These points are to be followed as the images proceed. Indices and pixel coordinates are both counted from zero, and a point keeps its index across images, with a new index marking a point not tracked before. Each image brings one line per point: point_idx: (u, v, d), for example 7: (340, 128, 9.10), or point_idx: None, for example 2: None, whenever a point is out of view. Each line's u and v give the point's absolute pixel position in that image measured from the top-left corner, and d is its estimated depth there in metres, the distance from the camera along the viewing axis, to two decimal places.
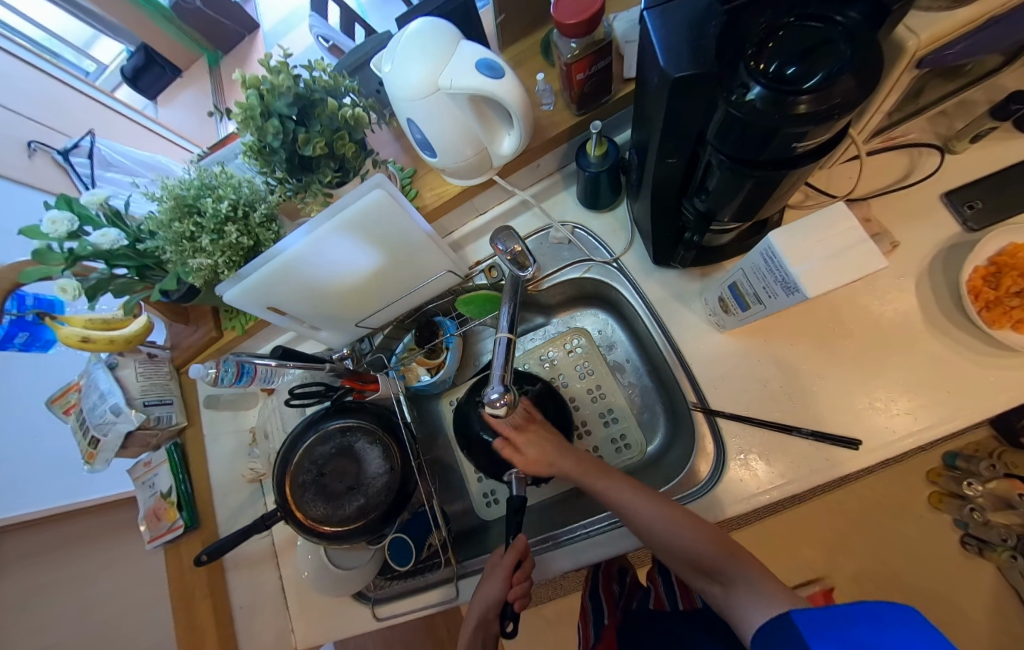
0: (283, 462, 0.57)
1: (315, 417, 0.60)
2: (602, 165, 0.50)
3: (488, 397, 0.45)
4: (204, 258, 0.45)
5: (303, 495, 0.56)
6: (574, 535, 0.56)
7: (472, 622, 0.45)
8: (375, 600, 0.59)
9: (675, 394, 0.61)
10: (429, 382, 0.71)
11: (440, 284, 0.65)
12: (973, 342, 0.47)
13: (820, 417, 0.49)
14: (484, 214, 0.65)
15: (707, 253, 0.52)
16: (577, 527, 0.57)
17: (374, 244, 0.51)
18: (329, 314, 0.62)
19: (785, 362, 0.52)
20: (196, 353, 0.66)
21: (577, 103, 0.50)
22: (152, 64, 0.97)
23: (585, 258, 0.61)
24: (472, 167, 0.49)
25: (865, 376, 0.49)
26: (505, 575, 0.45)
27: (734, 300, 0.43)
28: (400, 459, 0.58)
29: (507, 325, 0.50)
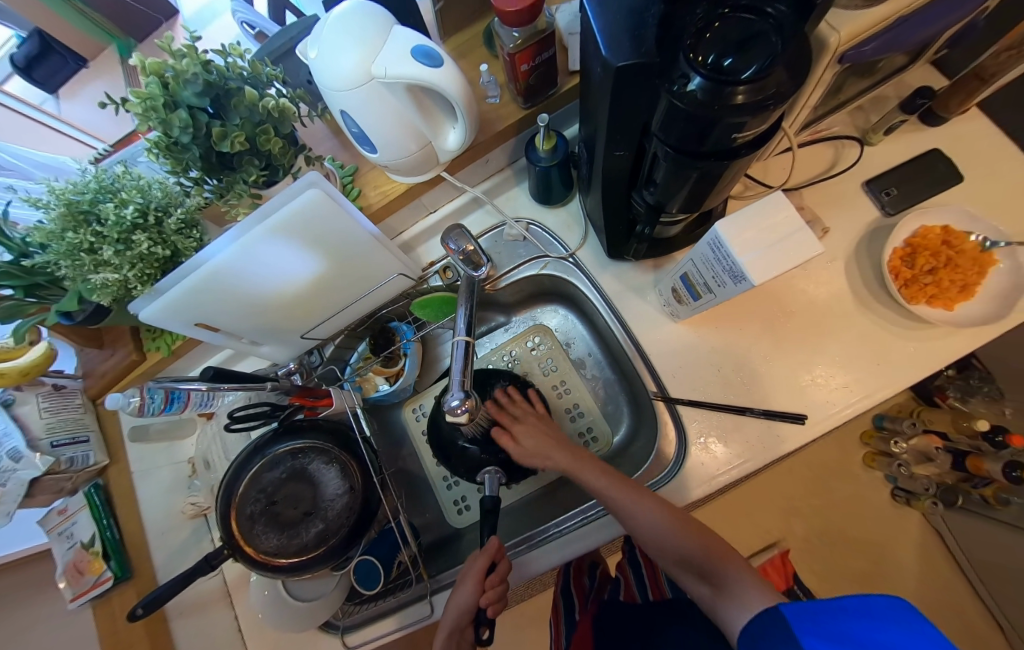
0: (227, 494, 0.52)
1: (261, 441, 0.55)
2: (553, 159, 0.49)
3: (448, 405, 0.43)
4: (109, 273, 0.39)
5: (252, 527, 0.51)
6: (547, 535, 0.56)
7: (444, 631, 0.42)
8: (345, 628, 0.56)
9: (636, 384, 0.62)
10: (389, 391, 0.69)
11: (394, 287, 0.62)
12: (895, 317, 0.51)
13: (771, 396, 0.51)
14: (435, 212, 0.62)
15: (658, 245, 0.53)
16: (547, 527, 0.56)
17: (313, 249, 0.47)
18: (269, 326, 0.57)
19: (737, 345, 0.54)
20: (116, 380, 0.58)
21: (523, 96, 0.48)
22: (48, 53, 0.63)
23: (541, 254, 0.61)
24: (418, 164, 0.47)
25: (808, 355, 0.52)
26: (478, 579, 0.43)
27: (684, 289, 0.44)
28: (360, 476, 0.55)
29: (464, 329, 0.48)
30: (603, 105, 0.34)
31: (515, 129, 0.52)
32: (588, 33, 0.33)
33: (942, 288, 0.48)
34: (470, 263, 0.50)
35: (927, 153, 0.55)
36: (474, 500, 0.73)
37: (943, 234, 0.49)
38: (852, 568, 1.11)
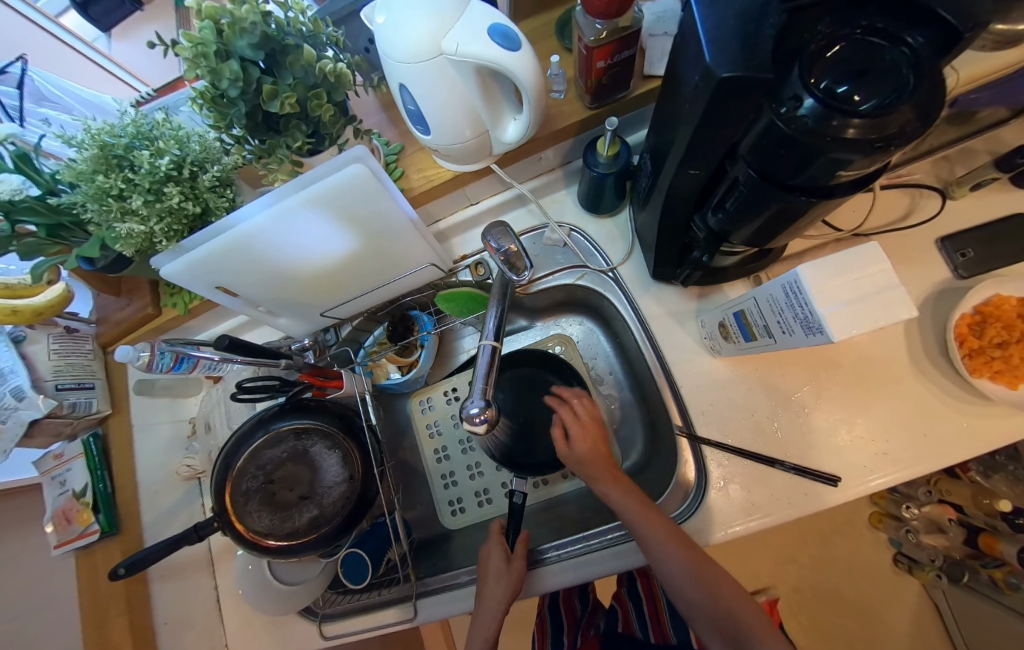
0: (224, 466, 0.50)
1: (265, 414, 0.53)
2: (611, 167, 0.46)
3: (466, 411, 0.40)
4: (135, 224, 0.37)
5: (246, 504, 0.49)
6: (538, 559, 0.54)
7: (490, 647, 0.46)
8: (324, 616, 0.54)
9: (659, 413, 0.59)
10: (399, 380, 0.67)
11: (420, 277, 0.59)
12: (953, 388, 0.47)
13: (804, 451, 0.48)
14: (475, 204, 0.59)
15: (710, 275, 0.50)
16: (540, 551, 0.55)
17: (344, 227, 0.45)
18: (289, 300, 0.55)
19: (775, 391, 0.50)
20: (128, 331, 0.57)
21: (591, 95, 0.45)
22: None
23: (580, 264, 0.57)
24: (470, 153, 0.44)
25: (850, 415, 0.48)
26: (507, 577, 0.49)
27: (737, 329, 0.41)
28: (361, 467, 0.53)
29: (492, 334, 0.45)
30: (693, 107, 0.31)
31: (574, 129, 0.49)
32: (692, 35, 0.30)
33: (1011, 365, 0.44)
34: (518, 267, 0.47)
35: (1014, 216, 0.51)
36: (470, 503, 0.71)
37: (1020, 307, 0.44)
38: (840, 627, 1.08)
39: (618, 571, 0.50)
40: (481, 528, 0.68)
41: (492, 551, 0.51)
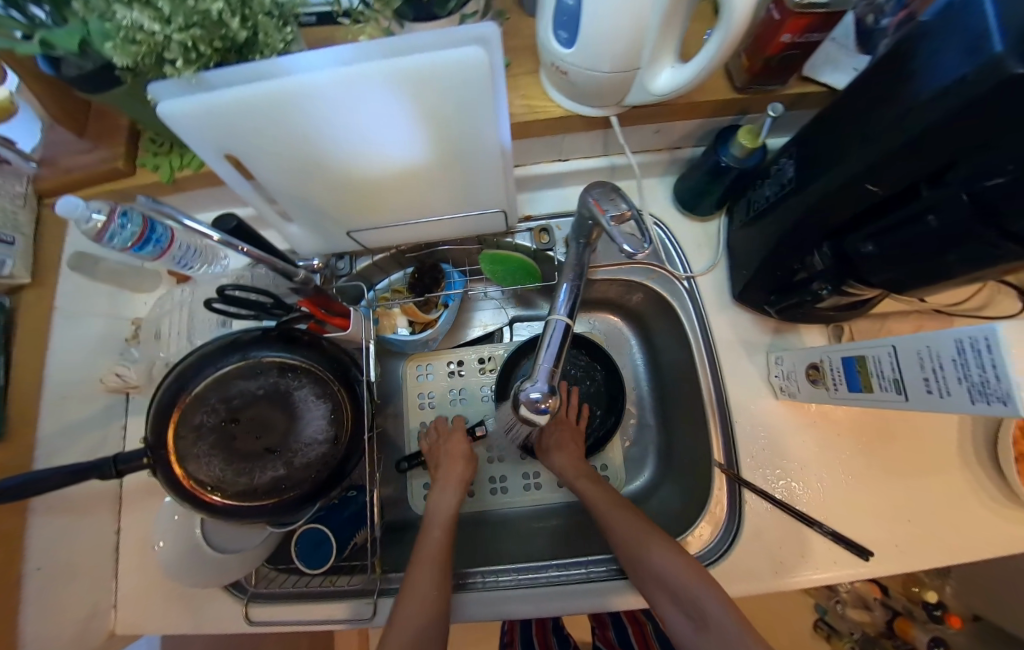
0: (174, 389, 0.38)
1: (243, 337, 0.41)
2: (740, 162, 0.41)
3: (524, 394, 0.33)
4: (144, 18, 0.24)
5: (194, 444, 0.38)
6: (467, 581, 0.46)
7: (433, 554, 0.42)
8: (254, 596, 0.43)
9: (690, 445, 0.54)
10: (404, 338, 0.57)
11: (476, 224, 0.50)
12: (992, 486, 0.46)
13: (841, 518, 0.45)
14: (565, 161, 0.50)
15: (799, 311, 0.45)
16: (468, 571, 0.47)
17: (424, 132, 0.34)
18: (314, 206, 0.43)
19: (825, 450, 0.46)
20: (82, 184, 0.43)
21: (747, 78, 0.39)
22: None
23: (654, 263, 0.52)
24: (601, 94, 0.36)
25: (892, 491, 0.46)
26: (463, 457, 0.53)
27: (840, 376, 0.37)
28: (350, 429, 0.43)
29: (566, 308, 0.38)
30: (887, 134, 0.25)
31: (709, 110, 0.42)
32: (901, 55, 0.24)
33: None
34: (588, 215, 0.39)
35: None
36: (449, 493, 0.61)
37: None
38: None
39: (588, 610, 0.44)
40: (456, 525, 0.59)
41: (453, 438, 0.55)
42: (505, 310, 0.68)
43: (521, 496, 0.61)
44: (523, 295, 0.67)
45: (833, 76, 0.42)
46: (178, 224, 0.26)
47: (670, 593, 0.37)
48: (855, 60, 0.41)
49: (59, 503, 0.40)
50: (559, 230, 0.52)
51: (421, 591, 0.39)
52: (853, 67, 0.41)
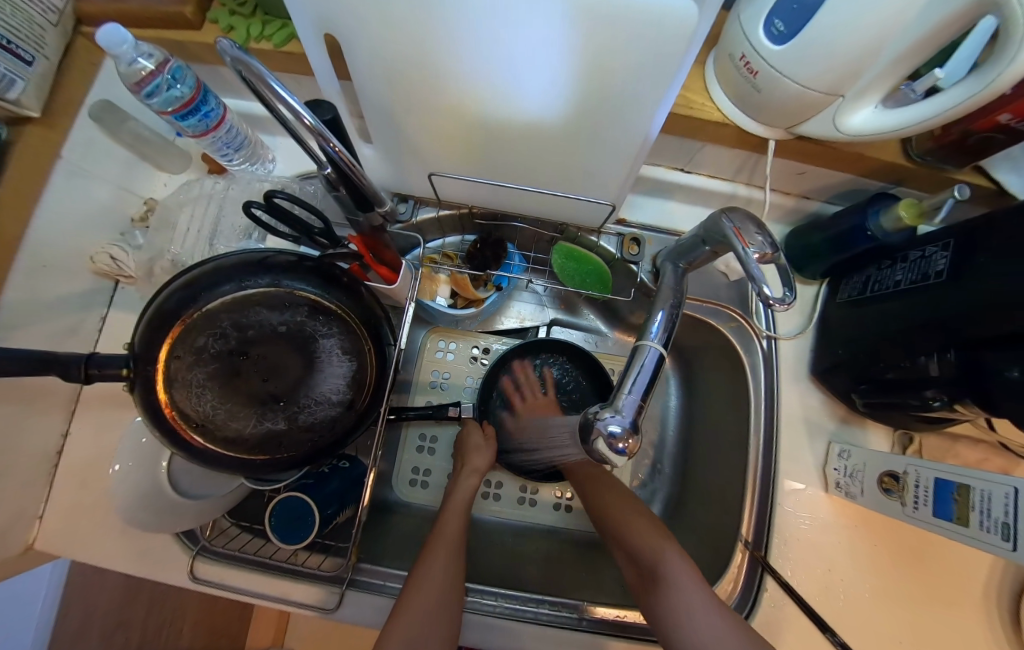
0: (176, 296, 0.30)
1: (275, 258, 0.33)
2: (883, 234, 0.37)
3: (604, 424, 0.28)
4: None
5: (186, 369, 0.31)
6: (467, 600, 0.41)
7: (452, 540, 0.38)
8: (205, 551, 0.38)
9: (710, 509, 0.50)
10: (442, 309, 0.51)
11: (566, 207, 0.43)
12: (1017, 645, 0.43)
13: (862, 638, 0.41)
14: (687, 173, 0.45)
15: (883, 409, 0.41)
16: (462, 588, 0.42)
17: (583, 90, 0.27)
18: (403, 130, 0.36)
19: (858, 558, 0.43)
20: (138, 24, 0.36)
21: (930, 145, 0.35)
22: None
23: (736, 309, 0.49)
24: (775, 113, 0.31)
25: (921, 624, 0.42)
26: (485, 447, 0.49)
27: (927, 498, 0.33)
28: (369, 398, 0.36)
29: (660, 336, 0.32)
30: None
31: (867, 168, 0.38)
32: None
33: None
34: (718, 237, 0.34)
35: None
36: (437, 482, 0.55)
37: None
38: None
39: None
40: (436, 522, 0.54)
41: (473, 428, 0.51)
42: (547, 310, 0.62)
43: (513, 508, 0.57)
44: (567, 297, 0.62)
45: (1009, 175, 0.37)
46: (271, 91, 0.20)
47: (630, 548, 0.38)
48: None
49: (7, 387, 0.33)
50: (650, 244, 0.46)
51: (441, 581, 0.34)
52: None
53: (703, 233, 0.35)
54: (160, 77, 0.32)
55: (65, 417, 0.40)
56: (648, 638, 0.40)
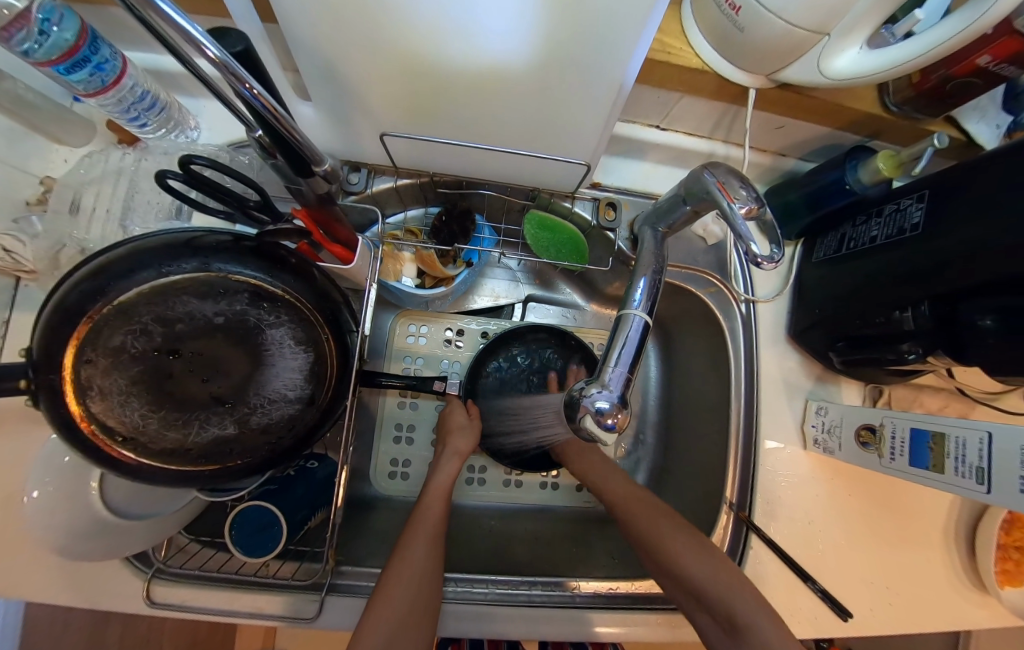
0: (79, 288, 0.24)
1: (205, 237, 0.28)
2: (860, 185, 0.36)
3: (591, 398, 0.26)
4: None
5: (104, 375, 0.25)
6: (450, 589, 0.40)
7: (428, 532, 0.36)
8: (161, 571, 0.34)
9: (694, 475, 0.51)
10: (410, 290, 0.47)
11: (537, 170, 0.40)
12: (968, 570, 0.47)
13: (835, 579, 0.43)
14: (661, 131, 0.42)
15: (857, 365, 0.42)
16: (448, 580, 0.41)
17: (552, 32, 0.23)
18: (343, 83, 0.31)
19: (833, 507, 0.45)
20: None
21: (906, 94, 0.34)
22: None
23: (713, 274, 0.48)
24: (757, 58, 0.29)
25: (885, 560, 0.44)
26: (468, 427, 0.46)
27: (904, 448, 0.34)
28: (335, 389, 0.33)
29: (644, 305, 0.30)
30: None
31: (843, 120, 0.36)
32: None
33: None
34: (700, 193, 0.31)
35: None
36: (419, 472, 0.53)
37: None
38: None
39: (559, 636, 0.39)
40: None
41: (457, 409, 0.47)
42: (522, 286, 0.59)
43: (500, 491, 0.55)
44: (541, 272, 0.59)
45: (977, 125, 0.37)
46: (152, 8, 0.13)
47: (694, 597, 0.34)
48: (1000, 117, 0.37)
49: None
50: (626, 209, 0.44)
51: (414, 577, 0.32)
52: (997, 122, 0.37)
53: (684, 191, 0.33)
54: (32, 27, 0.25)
55: None
56: (641, 607, 0.41)
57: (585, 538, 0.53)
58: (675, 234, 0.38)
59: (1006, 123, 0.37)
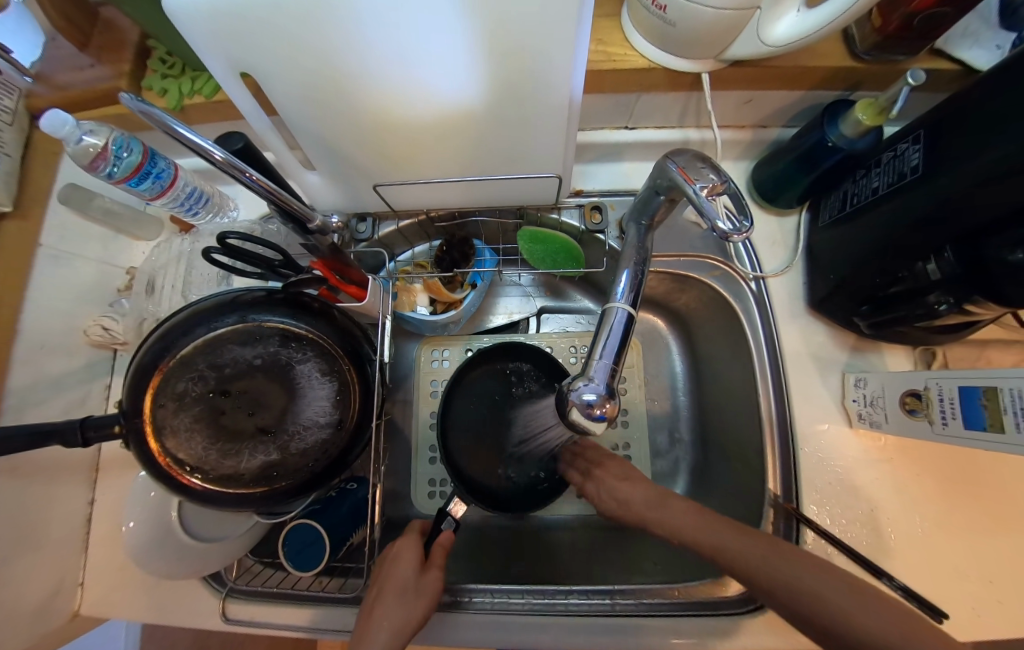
0: (155, 348, 0.31)
1: (244, 295, 0.34)
2: (849, 143, 0.35)
3: (577, 393, 0.27)
4: None
5: (174, 416, 0.31)
6: (465, 601, 0.41)
7: None
8: (233, 591, 0.38)
9: (735, 470, 0.48)
10: (424, 318, 0.50)
11: (519, 190, 0.43)
12: None
13: (919, 574, 0.37)
14: (631, 130, 0.44)
15: (892, 327, 0.38)
16: (466, 591, 0.41)
17: (491, 73, 0.27)
18: (337, 150, 0.36)
19: (901, 491, 0.40)
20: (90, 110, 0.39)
21: (875, 39, 0.32)
22: None
23: (718, 258, 0.47)
24: (695, 46, 0.30)
25: (982, 550, 0.38)
26: (410, 577, 0.33)
27: (955, 410, 0.30)
28: (359, 413, 0.37)
29: (627, 296, 0.31)
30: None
31: (815, 80, 0.36)
32: None
33: None
34: (667, 183, 0.32)
35: None
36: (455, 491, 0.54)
37: None
38: None
39: (604, 649, 0.38)
40: (461, 531, 0.53)
41: (404, 546, 0.35)
42: (533, 299, 0.61)
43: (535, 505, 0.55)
44: (553, 283, 0.61)
45: (971, 51, 0.35)
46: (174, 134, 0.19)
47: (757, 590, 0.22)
48: (999, 35, 0.34)
49: (26, 465, 0.36)
50: (612, 209, 0.45)
51: None
52: (999, 42, 0.34)
53: (654, 182, 0.34)
54: (110, 154, 0.33)
55: (88, 486, 0.42)
56: (691, 615, 0.38)
57: (627, 548, 0.51)
58: (661, 223, 0.37)
59: (1011, 41, 0.34)
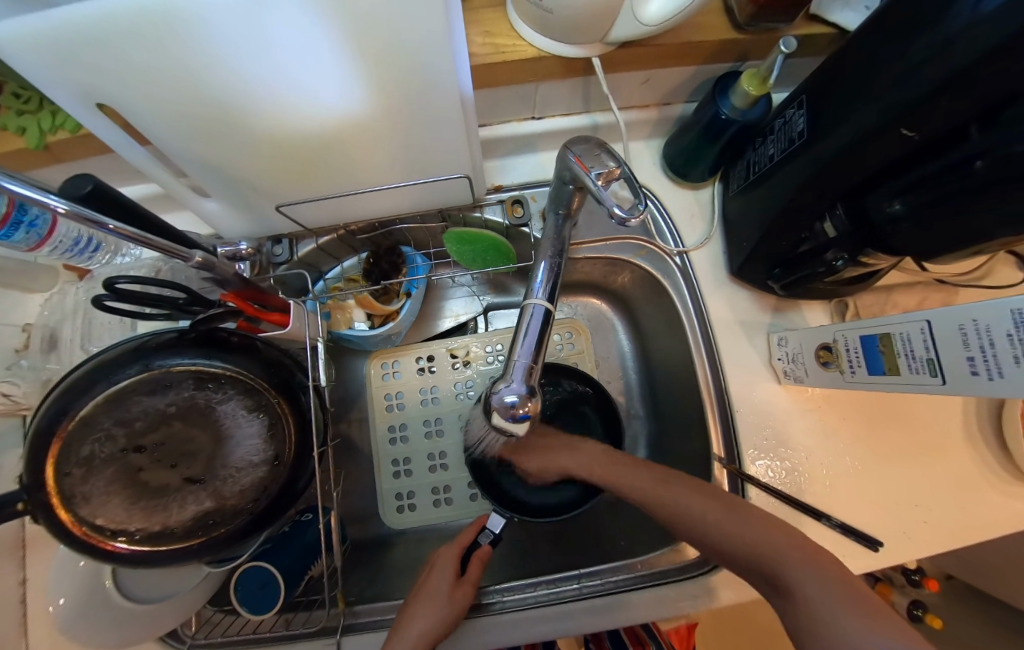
0: (47, 413, 0.28)
1: (147, 340, 0.31)
2: (743, 114, 0.36)
3: (499, 397, 0.27)
4: None
5: (85, 481, 0.29)
6: (488, 603, 0.41)
7: None
8: (193, 646, 0.37)
9: (685, 438, 0.50)
10: (362, 334, 0.49)
11: (438, 192, 0.42)
12: (1002, 466, 0.43)
13: (850, 509, 0.41)
14: (540, 119, 0.44)
15: (803, 285, 0.40)
16: (490, 592, 0.42)
17: (367, 78, 0.26)
18: (229, 174, 0.34)
19: (829, 436, 0.43)
20: None
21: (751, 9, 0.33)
22: None
23: (643, 237, 0.48)
24: (576, 31, 0.30)
25: (902, 478, 0.42)
26: (451, 590, 0.36)
27: (860, 358, 0.32)
28: (297, 446, 0.36)
29: (544, 290, 0.31)
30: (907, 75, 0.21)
31: (704, 54, 0.36)
32: None
33: None
34: (571, 175, 0.32)
35: None
36: (424, 501, 0.54)
37: None
38: None
39: (579, 632, 0.39)
40: (435, 539, 0.53)
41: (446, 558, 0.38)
42: (478, 298, 0.60)
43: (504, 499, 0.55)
44: (496, 279, 0.60)
45: (844, 14, 0.36)
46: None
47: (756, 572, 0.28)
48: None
49: None
50: (534, 200, 0.45)
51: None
52: (865, 3, 0.36)
53: (560, 173, 0.34)
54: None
55: (17, 565, 0.39)
56: (655, 584, 0.40)
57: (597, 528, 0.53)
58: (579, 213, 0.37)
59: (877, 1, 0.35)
